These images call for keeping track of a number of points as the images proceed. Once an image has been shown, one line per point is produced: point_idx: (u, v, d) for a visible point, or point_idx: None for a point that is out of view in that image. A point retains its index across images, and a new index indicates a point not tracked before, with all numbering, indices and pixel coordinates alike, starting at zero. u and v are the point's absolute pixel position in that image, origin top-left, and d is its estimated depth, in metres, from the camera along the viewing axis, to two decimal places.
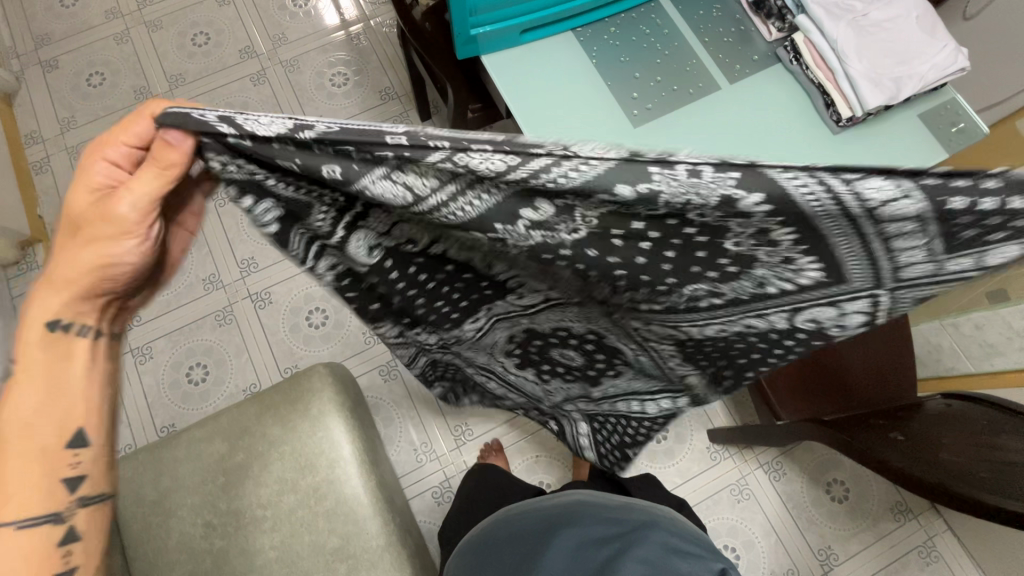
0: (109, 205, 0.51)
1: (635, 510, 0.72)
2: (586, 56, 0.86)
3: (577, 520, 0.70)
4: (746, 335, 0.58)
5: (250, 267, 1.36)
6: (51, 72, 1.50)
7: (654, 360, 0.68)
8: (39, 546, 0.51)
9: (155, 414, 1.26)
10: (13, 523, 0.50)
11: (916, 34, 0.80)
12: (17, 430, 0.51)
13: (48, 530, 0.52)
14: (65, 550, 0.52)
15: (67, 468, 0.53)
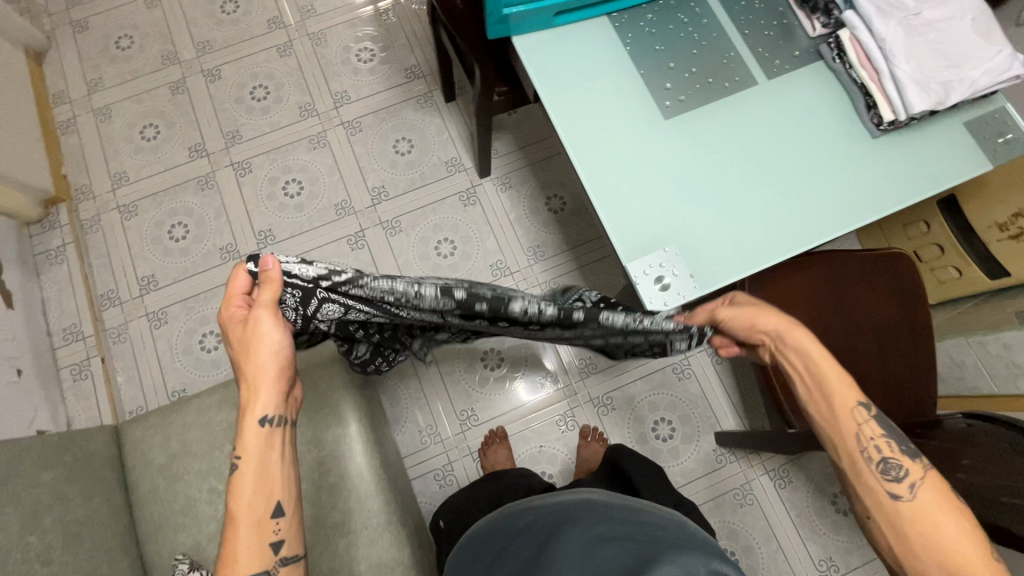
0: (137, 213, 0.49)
1: (647, 512, 0.66)
2: (620, 43, 0.84)
3: (588, 517, 0.64)
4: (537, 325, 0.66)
5: (267, 239, 1.36)
6: (80, 33, 1.51)
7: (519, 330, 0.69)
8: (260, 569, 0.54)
9: (167, 378, 1.28)
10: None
11: (970, 37, 0.76)
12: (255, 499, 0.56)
13: None
14: (275, 520, 0.56)
15: (272, 533, 0.56)
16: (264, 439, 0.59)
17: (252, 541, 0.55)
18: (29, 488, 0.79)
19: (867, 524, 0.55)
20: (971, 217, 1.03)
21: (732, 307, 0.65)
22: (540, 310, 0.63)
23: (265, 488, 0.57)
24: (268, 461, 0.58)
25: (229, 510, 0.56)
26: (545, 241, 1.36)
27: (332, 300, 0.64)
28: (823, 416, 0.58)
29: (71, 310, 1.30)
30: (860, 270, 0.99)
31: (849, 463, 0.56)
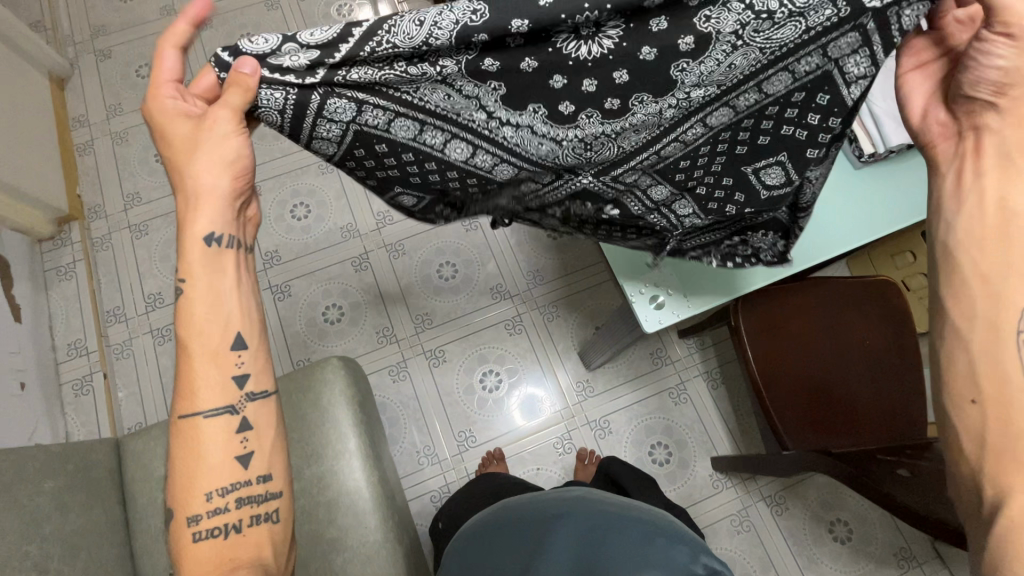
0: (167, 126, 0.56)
1: (638, 509, 0.67)
2: None
3: (576, 514, 0.65)
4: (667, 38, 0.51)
5: (273, 260, 1.40)
6: (103, 61, 1.58)
7: (640, 76, 0.54)
8: (223, 433, 0.56)
9: (167, 395, 1.29)
10: (201, 413, 0.56)
11: None
12: (214, 328, 0.57)
13: (229, 420, 0.57)
14: (241, 435, 0.57)
15: (233, 367, 0.58)
16: (213, 258, 0.58)
17: (209, 360, 0.57)
18: (31, 496, 0.79)
19: (959, 403, 0.51)
20: None
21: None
22: (615, 42, 0.52)
23: (220, 318, 0.57)
24: (215, 284, 0.58)
25: (181, 339, 0.57)
26: (544, 266, 1.39)
27: (336, 95, 0.55)
28: (981, 265, 0.52)
29: (77, 325, 1.32)
30: (849, 295, 1.02)
31: (980, 326, 0.51)
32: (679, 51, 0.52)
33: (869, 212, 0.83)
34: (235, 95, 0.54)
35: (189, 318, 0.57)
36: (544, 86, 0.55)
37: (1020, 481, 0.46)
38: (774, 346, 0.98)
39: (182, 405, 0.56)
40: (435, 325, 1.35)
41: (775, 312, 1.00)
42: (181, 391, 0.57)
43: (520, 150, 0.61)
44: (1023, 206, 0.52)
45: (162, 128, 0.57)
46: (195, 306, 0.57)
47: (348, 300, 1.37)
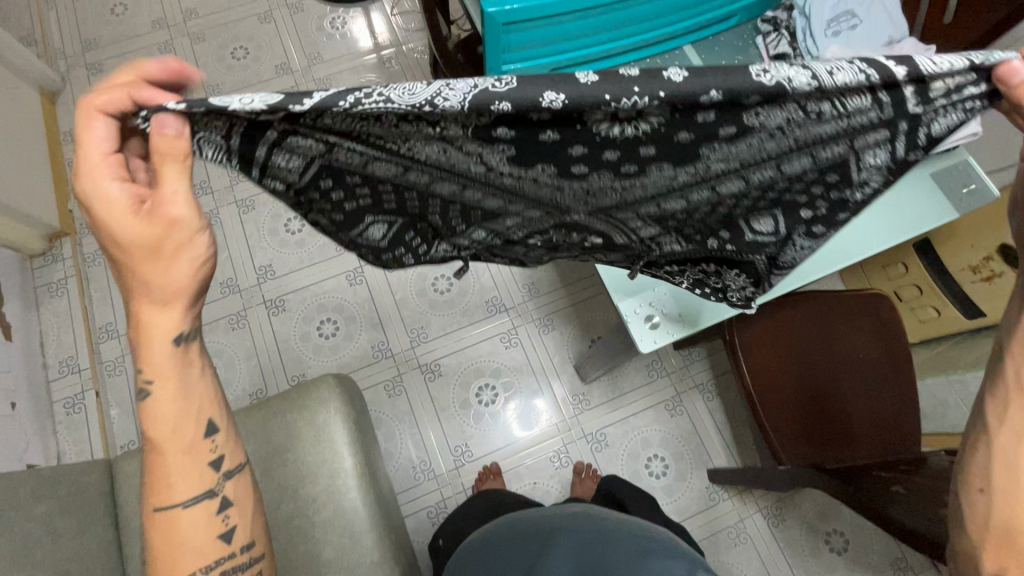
0: (105, 212, 0.50)
1: (640, 527, 0.67)
2: None
3: (568, 532, 0.65)
4: (702, 127, 0.49)
5: (267, 274, 1.39)
6: (95, 75, 1.57)
7: (663, 147, 0.52)
8: (205, 517, 0.56)
9: None
10: (179, 505, 0.55)
11: None
12: (174, 420, 0.56)
13: (208, 504, 0.56)
14: (223, 515, 0.57)
15: (209, 453, 0.57)
16: (178, 357, 0.56)
17: (182, 447, 0.56)
18: (22, 522, 0.78)
19: (969, 489, 0.52)
20: (946, 259, 1.08)
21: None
22: (654, 125, 0.49)
23: (185, 413, 0.56)
24: (182, 383, 0.56)
25: (146, 435, 0.56)
26: (539, 279, 1.40)
27: (295, 135, 0.49)
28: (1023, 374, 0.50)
29: (68, 343, 1.31)
30: (844, 310, 1.02)
31: (1007, 426, 0.50)
32: (717, 134, 0.50)
33: (859, 231, 0.84)
34: (171, 172, 0.48)
35: (151, 416, 0.55)
36: (561, 153, 0.52)
37: (1013, 566, 0.48)
38: (768, 362, 0.99)
39: (155, 496, 0.55)
40: (430, 339, 1.35)
41: (769, 326, 1.00)
42: (150, 482, 0.56)
43: (518, 192, 0.59)
44: None
45: (101, 214, 0.50)
46: (152, 407, 0.55)
47: (342, 314, 1.36)
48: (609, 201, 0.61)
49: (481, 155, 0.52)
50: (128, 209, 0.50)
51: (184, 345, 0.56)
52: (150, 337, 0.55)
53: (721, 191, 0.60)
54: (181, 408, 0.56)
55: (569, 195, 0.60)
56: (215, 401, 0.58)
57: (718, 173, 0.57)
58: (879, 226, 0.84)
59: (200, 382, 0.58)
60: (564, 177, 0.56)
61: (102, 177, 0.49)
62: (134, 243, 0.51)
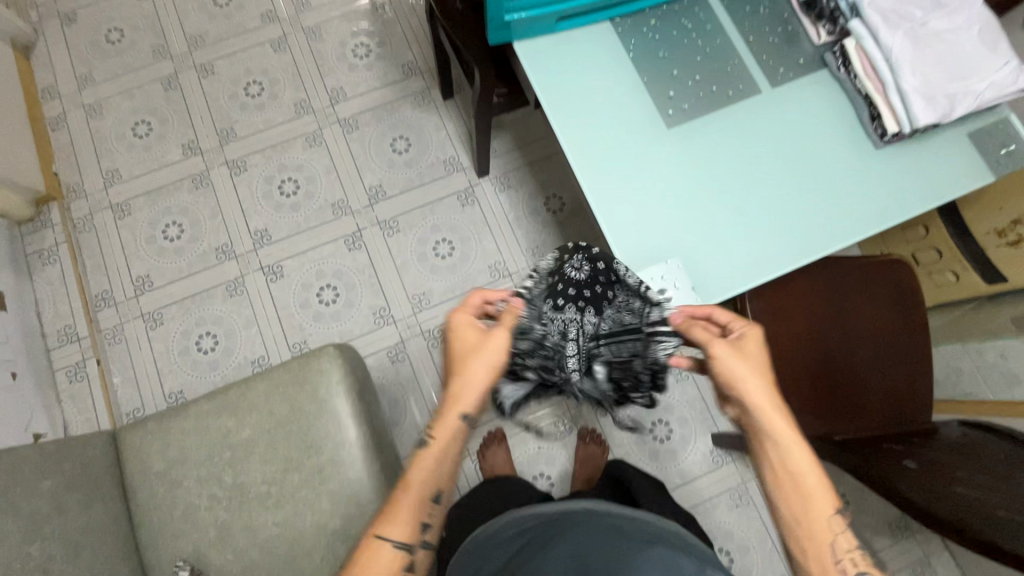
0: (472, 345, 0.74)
1: (644, 524, 0.67)
2: (624, 48, 0.83)
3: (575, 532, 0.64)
4: (593, 286, 0.78)
5: (263, 239, 1.35)
6: (69, 26, 1.47)
7: (581, 297, 0.78)
8: (396, 558, 0.68)
9: (163, 380, 1.27)
10: (393, 540, 0.68)
11: (976, 48, 0.76)
12: (422, 473, 0.72)
13: (411, 546, 0.69)
14: (411, 559, 0.69)
15: (428, 512, 0.72)
16: (458, 435, 0.74)
17: (418, 502, 0.71)
18: (28, 497, 0.79)
19: None
20: (971, 221, 1.02)
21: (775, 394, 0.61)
22: (580, 277, 0.79)
23: (436, 477, 0.73)
24: (439, 460, 0.72)
25: (406, 478, 0.72)
26: (544, 243, 1.35)
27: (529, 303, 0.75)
28: (792, 509, 0.57)
29: (65, 311, 1.29)
30: (858, 279, 0.98)
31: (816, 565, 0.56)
32: (607, 296, 0.78)
33: (888, 195, 0.78)
34: (474, 335, 0.74)
35: (419, 463, 0.73)
36: (551, 296, 0.77)
37: None
38: (781, 331, 0.95)
39: (383, 525, 0.69)
40: (433, 305, 1.32)
41: (782, 295, 0.96)
42: (388, 516, 0.70)
43: (519, 358, 0.77)
44: (795, 463, 0.57)
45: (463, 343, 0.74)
46: (425, 457, 0.73)
47: (342, 281, 1.33)
48: (541, 342, 0.76)
49: (524, 331, 0.76)
50: (479, 354, 0.73)
51: (465, 427, 0.74)
52: (445, 426, 0.73)
53: (619, 325, 0.77)
54: (435, 471, 0.72)
55: (541, 353, 0.78)
56: (449, 481, 0.74)
57: (608, 314, 0.77)
58: (908, 191, 0.78)
59: (448, 461, 0.73)
60: (528, 332, 0.76)
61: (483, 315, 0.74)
62: (478, 356, 0.73)
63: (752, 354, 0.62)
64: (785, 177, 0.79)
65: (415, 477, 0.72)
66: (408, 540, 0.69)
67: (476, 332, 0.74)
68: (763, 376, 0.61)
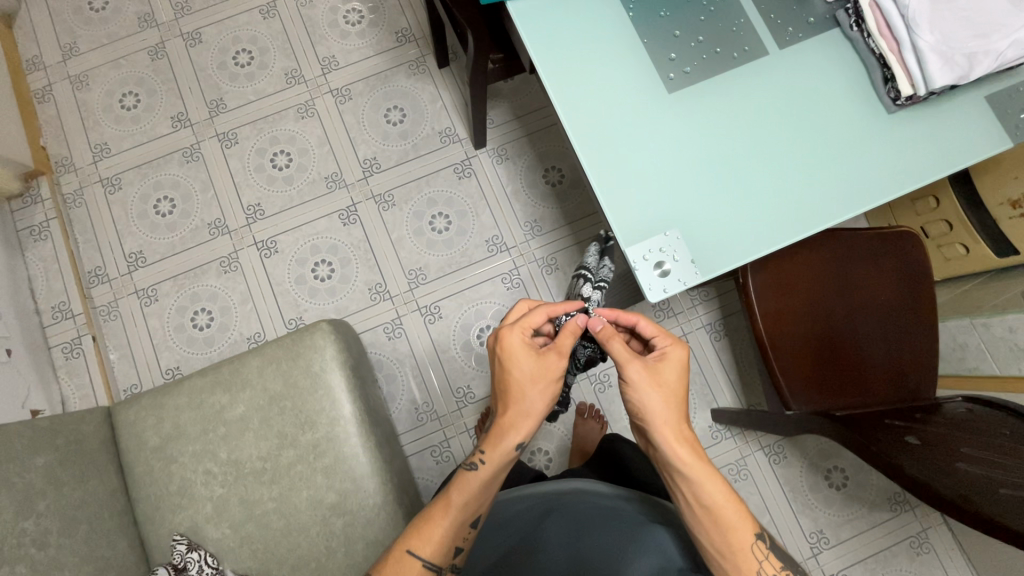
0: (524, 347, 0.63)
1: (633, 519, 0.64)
2: (623, 8, 0.78)
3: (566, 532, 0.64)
4: None
5: (256, 214, 1.32)
6: None
7: None
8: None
9: (160, 356, 1.26)
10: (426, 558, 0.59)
11: (999, 3, 0.72)
12: (468, 496, 0.61)
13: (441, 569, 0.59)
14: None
15: (464, 537, 0.61)
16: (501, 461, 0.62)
17: (456, 526, 0.60)
18: (22, 473, 0.78)
19: None
20: (983, 191, 0.99)
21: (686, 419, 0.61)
22: None
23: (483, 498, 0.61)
24: (488, 482, 0.61)
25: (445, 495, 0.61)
26: (542, 216, 1.32)
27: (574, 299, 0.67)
28: (714, 542, 0.58)
29: (59, 288, 1.28)
30: (865, 251, 0.95)
31: None
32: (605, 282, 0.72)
33: (899, 162, 0.75)
34: (528, 359, 0.62)
35: (463, 485, 0.61)
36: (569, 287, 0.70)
37: None
38: (784, 306, 0.93)
39: (415, 540, 0.60)
40: (430, 281, 1.30)
41: (786, 269, 0.94)
42: (417, 532, 0.60)
43: None
44: (710, 497, 0.58)
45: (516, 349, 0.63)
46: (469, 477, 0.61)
47: (337, 256, 1.31)
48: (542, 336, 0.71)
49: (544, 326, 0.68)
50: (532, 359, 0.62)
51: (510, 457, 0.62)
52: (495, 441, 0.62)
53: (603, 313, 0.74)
54: (480, 494, 0.61)
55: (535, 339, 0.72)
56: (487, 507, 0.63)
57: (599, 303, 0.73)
58: (920, 158, 0.75)
59: (492, 487, 0.62)
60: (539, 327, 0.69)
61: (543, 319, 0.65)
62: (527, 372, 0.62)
63: (668, 378, 0.62)
64: (792, 143, 0.75)
65: (456, 500, 0.60)
66: (440, 563, 0.60)
67: (533, 355, 0.62)
68: (674, 402, 0.61)
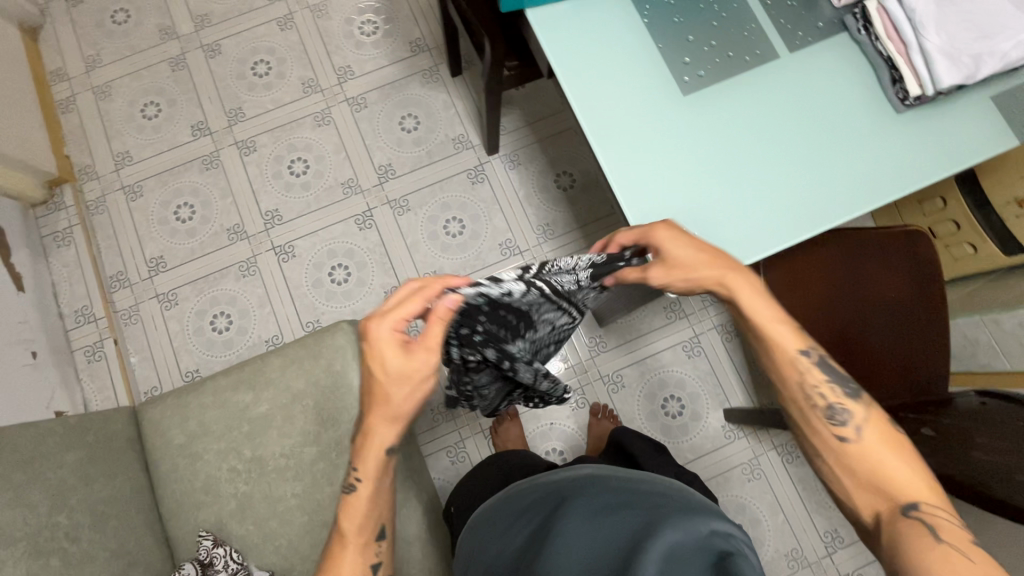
0: (384, 357, 0.59)
1: (650, 484, 0.68)
2: (639, 15, 0.81)
3: (594, 492, 0.65)
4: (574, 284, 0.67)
5: (274, 219, 1.35)
6: (75, 8, 1.46)
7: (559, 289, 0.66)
8: None
9: (180, 359, 1.29)
10: None
11: (1003, 6, 0.74)
12: (361, 518, 0.62)
13: None
14: None
15: (374, 556, 0.62)
16: (383, 466, 0.63)
17: (362, 554, 0.61)
18: (55, 469, 0.81)
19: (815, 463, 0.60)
20: (989, 190, 1.01)
21: (720, 260, 0.63)
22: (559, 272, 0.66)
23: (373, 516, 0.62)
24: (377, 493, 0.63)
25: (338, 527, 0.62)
26: (554, 220, 1.35)
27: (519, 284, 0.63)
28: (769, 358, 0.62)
29: (81, 292, 1.30)
30: (879, 248, 0.97)
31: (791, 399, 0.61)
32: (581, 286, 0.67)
33: (906, 160, 0.77)
34: (395, 357, 0.58)
35: (351, 511, 0.62)
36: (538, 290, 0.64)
37: (861, 499, 0.55)
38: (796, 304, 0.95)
39: None
40: None
41: None
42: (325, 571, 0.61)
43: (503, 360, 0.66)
44: (765, 316, 0.62)
45: (378, 359, 0.59)
46: (355, 502, 0.62)
47: (353, 260, 1.33)
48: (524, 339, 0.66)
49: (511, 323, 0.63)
50: (398, 361, 0.58)
51: (391, 458, 0.63)
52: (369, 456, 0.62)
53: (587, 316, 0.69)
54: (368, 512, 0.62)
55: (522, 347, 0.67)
56: (387, 514, 0.64)
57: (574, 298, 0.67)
58: (927, 157, 0.77)
59: (381, 496, 0.63)
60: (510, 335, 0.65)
61: (394, 322, 0.59)
62: (396, 377, 0.59)
63: (681, 245, 0.64)
64: (804, 143, 0.78)
65: (348, 530, 0.62)
66: None
67: (396, 354, 0.58)
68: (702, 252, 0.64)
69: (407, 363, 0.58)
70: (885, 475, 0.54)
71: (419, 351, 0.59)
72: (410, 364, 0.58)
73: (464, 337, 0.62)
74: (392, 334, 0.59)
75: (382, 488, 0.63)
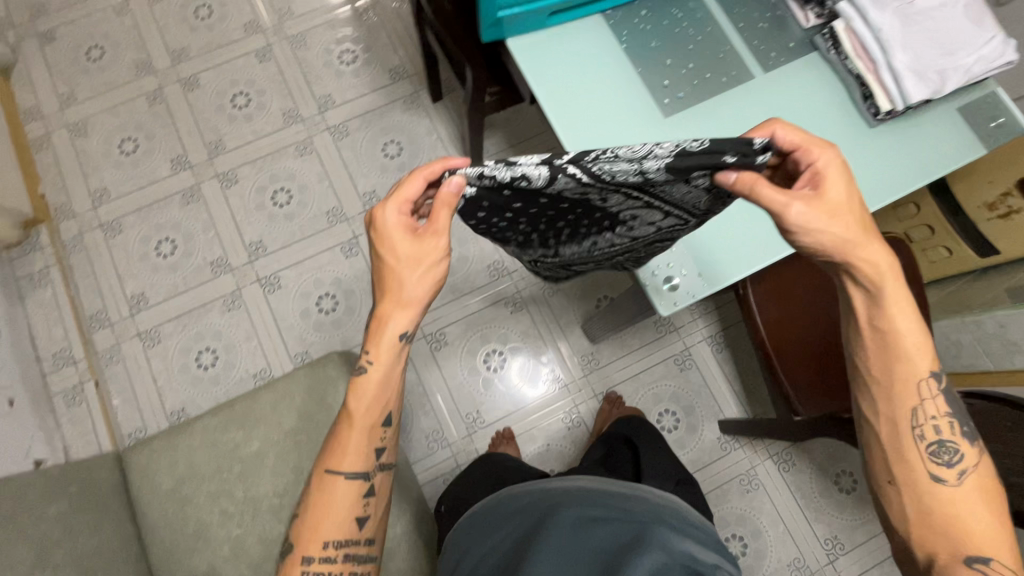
0: (394, 239, 0.60)
1: (648, 491, 0.69)
2: (616, 41, 0.83)
3: (585, 501, 0.66)
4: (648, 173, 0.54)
5: (258, 250, 1.34)
6: (48, 46, 1.45)
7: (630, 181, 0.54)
8: (348, 507, 0.63)
9: (164, 398, 1.25)
10: (342, 476, 0.63)
11: (963, 24, 0.78)
12: (369, 405, 0.63)
13: (357, 492, 0.63)
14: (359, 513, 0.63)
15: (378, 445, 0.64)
16: (396, 352, 0.63)
17: (367, 443, 0.64)
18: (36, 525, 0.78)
19: (882, 485, 0.60)
20: (960, 197, 1.04)
21: (878, 244, 0.57)
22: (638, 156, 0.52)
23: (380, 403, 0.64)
24: (387, 378, 0.63)
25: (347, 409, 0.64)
26: None
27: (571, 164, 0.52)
28: (880, 370, 0.59)
29: (60, 334, 1.27)
30: None
31: (883, 420, 0.59)
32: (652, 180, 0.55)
33: (879, 172, 0.79)
34: (402, 241, 0.60)
35: (361, 394, 0.63)
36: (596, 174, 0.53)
37: (926, 539, 0.56)
38: (783, 313, 0.96)
39: (332, 462, 0.64)
40: (433, 309, 1.31)
41: (782, 277, 0.97)
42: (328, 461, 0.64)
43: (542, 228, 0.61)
44: (902, 328, 0.58)
45: (387, 237, 0.60)
46: (365, 382, 0.63)
47: (341, 288, 1.32)
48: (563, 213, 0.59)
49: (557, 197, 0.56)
50: (409, 238, 0.60)
51: (405, 341, 0.63)
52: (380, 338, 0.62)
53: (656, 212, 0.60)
54: (377, 397, 0.63)
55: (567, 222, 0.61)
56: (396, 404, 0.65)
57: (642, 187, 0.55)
58: (899, 168, 0.79)
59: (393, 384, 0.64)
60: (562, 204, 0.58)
61: (397, 207, 0.61)
62: (406, 255, 0.60)
63: (833, 194, 0.56)
64: None
65: (358, 412, 0.63)
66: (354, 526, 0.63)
67: (406, 237, 0.60)
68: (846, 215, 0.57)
69: (415, 245, 0.60)
70: (958, 522, 0.56)
71: (430, 236, 0.60)
72: (422, 241, 0.60)
73: (480, 212, 0.59)
74: (403, 214, 0.61)
75: (396, 382, 0.64)
